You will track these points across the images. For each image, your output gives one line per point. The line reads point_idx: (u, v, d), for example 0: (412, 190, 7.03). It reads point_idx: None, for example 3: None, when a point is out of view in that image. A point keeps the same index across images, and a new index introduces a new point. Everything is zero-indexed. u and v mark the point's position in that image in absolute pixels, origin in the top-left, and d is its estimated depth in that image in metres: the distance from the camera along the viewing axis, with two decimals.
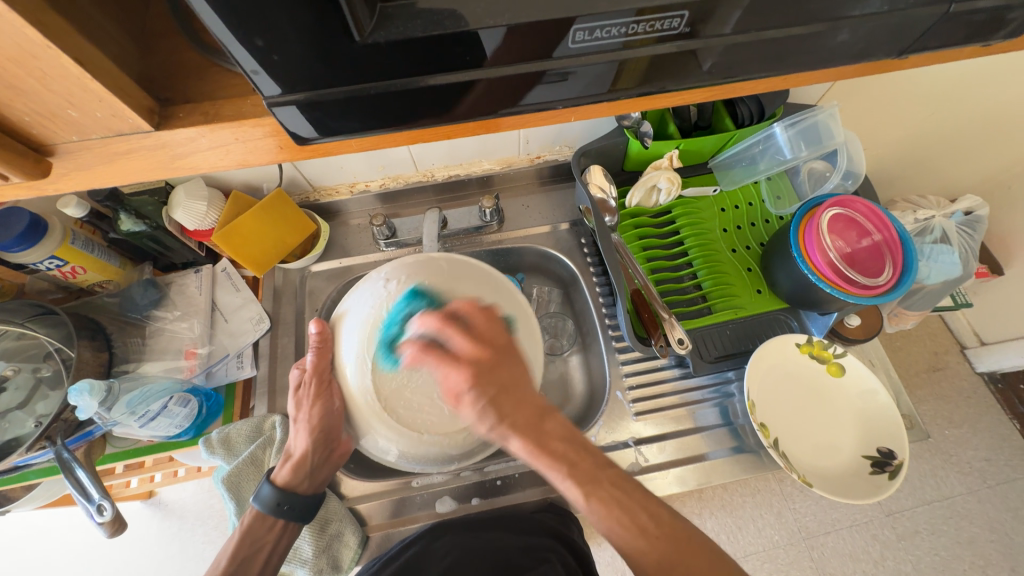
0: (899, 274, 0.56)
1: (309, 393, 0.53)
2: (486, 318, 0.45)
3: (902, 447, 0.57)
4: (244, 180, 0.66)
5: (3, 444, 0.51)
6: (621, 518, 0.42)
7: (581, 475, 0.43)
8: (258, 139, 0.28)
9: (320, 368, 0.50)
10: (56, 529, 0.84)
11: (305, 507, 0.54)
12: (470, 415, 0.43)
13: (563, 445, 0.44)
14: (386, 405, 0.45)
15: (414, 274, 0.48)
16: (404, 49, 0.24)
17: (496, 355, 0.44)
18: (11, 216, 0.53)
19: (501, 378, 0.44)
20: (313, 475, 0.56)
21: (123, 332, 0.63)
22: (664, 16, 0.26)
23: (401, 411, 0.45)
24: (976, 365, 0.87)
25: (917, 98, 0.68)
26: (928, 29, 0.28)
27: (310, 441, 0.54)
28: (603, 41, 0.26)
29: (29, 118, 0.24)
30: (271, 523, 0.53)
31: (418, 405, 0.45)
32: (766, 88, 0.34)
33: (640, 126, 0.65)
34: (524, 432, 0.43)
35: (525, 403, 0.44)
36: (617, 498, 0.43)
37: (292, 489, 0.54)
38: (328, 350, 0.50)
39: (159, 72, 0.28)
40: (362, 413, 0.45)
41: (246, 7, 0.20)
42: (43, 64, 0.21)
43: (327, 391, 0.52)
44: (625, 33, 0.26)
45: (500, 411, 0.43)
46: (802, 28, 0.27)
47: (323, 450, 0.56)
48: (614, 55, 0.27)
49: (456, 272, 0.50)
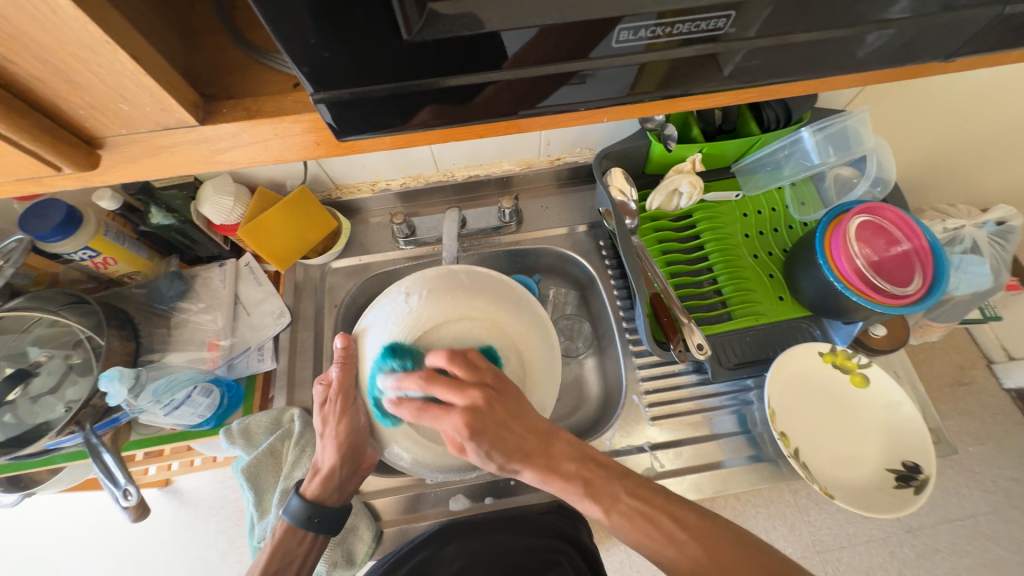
0: (930, 285, 0.55)
1: (333, 409, 0.52)
2: (469, 367, 0.45)
3: (928, 462, 0.55)
4: (270, 176, 0.68)
5: (34, 427, 0.52)
6: (644, 526, 0.43)
7: (596, 492, 0.45)
8: (296, 135, 0.28)
9: (345, 385, 0.49)
10: (77, 513, 0.86)
11: (334, 520, 0.54)
12: (476, 459, 0.45)
13: (570, 466, 0.47)
14: (415, 422, 0.45)
15: (437, 288, 0.48)
16: (450, 47, 0.24)
17: (493, 394, 0.45)
18: (49, 207, 0.55)
19: (499, 416, 0.45)
20: (342, 488, 0.56)
21: (149, 323, 0.65)
22: (682, 21, 0.25)
23: (427, 428, 0.46)
24: (1002, 380, 0.85)
25: (950, 104, 0.66)
26: (977, 32, 0.27)
27: (338, 456, 0.53)
28: (633, 42, 0.26)
29: (82, 111, 0.25)
30: (301, 535, 0.54)
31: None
32: (800, 91, 0.33)
33: (664, 129, 0.64)
34: (532, 461, 0.46)
35: (519, 439, 0.46)
36: (638, 508, 0.44)
37: (320, 502, 0.54)
38: (352, 366, 0.50)
39: (204, 69, 0.28)
40: (388, 426, 0.46)
41: (300, 7, 0.21)
42: (100, 59, 0.22)
43: (351, 408, 0.51)
44: (650, 34, 0.26)
45: (504, 449, 0.45)
46: (847, 30, 0.27)
47: (350, 465, 0.55)
48: (636, 57, 0.27)
49: (481, 285, 0.49)
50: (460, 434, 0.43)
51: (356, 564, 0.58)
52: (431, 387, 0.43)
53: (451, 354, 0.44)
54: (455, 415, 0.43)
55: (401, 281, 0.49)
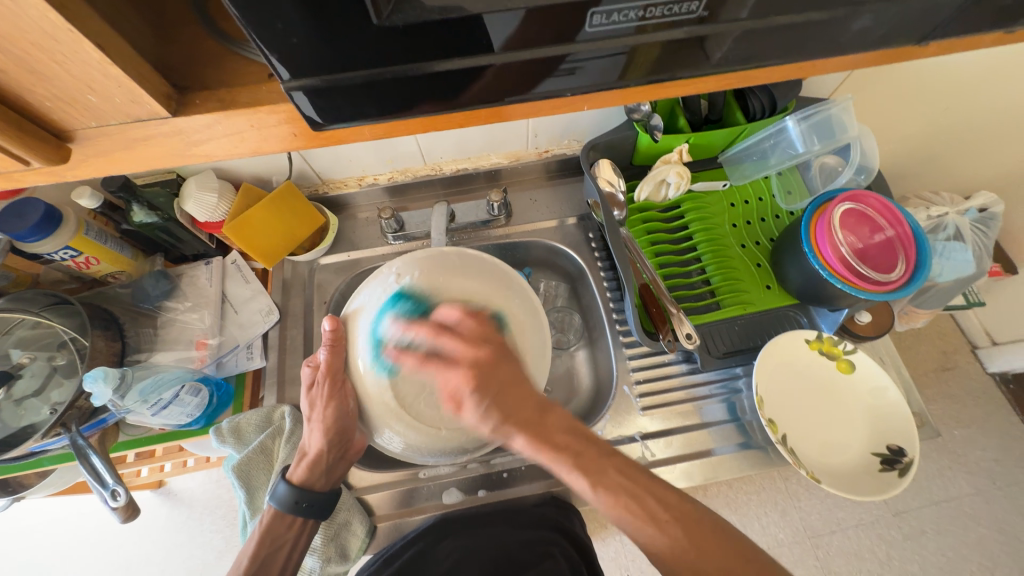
0: (913, 269, 0.55)
1: (322, 394, 0.53)
2: (477, 322, 0.47)
3: (912, 444, 0.56)
4: (255, 172, 0.67)
5: (20, 430, 0.52)
6: (629, 504, 0.42)
7: (587, 464, 0.44)
8: (273, 126, 0.28)
9: (335, 368, 0.50)
10: (68, 516, 0.85)
11: (324, 505, 0.54)
12: (472, 418, 0.45)
13: (565, 435, 0.45)
14: (404, 403, 0.46)
15: (426, 270, 0.49)
16: (421, 31, 0.24)
17: (493, 355, 0.46)
18: (27, 206, 0.54)
19: (502, 376, 0.45)
20: (329, 472, 0.56)
21: (135, 323, 0.64)
22: (668, 3, 0.25)
23: (416, 409, 0.46)
24: (986, 364, 0.86)
25: (932, 91, 0.67)
26: (949, 16, 0.28)
27: (325, 439, 0.54)
28: (619, 25, 0.26)
29: (50, 103, 0.24)
30: (290, 522, 0.54)
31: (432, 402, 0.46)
32: (783, 77, 0.33)
33: (651, 119, 0.64)
34: (526, 429, 0.45)
35: (523, 403, 0.45)
36: (626, 487, 0.43)
37: (309, 487, 0.54)
38: (341, 348, 0.50)
39: (177, 60, 0.28)
40: (377, 411, 0.46)
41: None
42: (64, 48, 0.21)
43: (340, 391, 0.52)
44: (637, 17, 0.25)
45: (504, 409, 0.45)
46: (822, 13, 0.27)
47: (337, 449, 0.56)
48: (624, 40, 0.27)
49: (467, 267, 0.51)
50: (465, 386, 0.44)
51: (350, 559, 0.58)
52: (439, 338, 0.46)
53: (464, 311, 0.47)
54: (456, 368, 0.45)
55: (390, 264, 0.51)
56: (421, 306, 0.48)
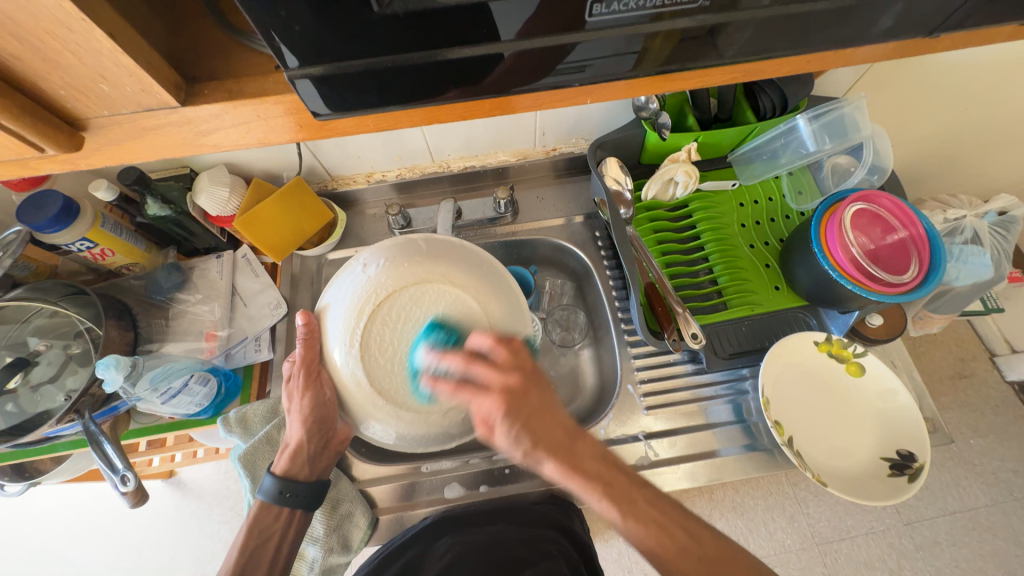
0: (925, 272, 0.54)
1: (296, 385, 0.51)
2: (509, 350, 0.45)
3: (923, 449, 0.55)
4: (265, 168, 0.68)
5: (35, 416, 0.53)
6: (637, 510, 0.44)
7: (616, 494, 0.45)
8: (278, 117, 0.29)
9: (307, 358, 0.47)
10: (82, 503, 0.87)
11: (310, 494, 0.54)
12: (504, 443, 0.45)
13: (594, 465, 0.46)
14: (380, 389, 0.43)
15: (396, 256, 0.45)
16: (423, 18, 0.24)
17: (524, 380, 0.45)
18: (45, 198, 0.55)
19: (534, 402, 0.46)
20: (313, 463, 0.56)
21: (148, 314, 0.66)
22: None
23: (398, 394, 0.43)
24: (1005, 373, 0.84)
25: (950, 91, 0.65)
26: (957, 9, 0.27)
27: (305, 430, 0.53)
28: (625, 13, 0.25)
29: (63, 92, 0.25)
30: (275, 513, 0.54)
31: (410, 385, 0.43)
32: (790, 71, 0.33)
33: (658, 117, 0.63)
34: (558, 455, 0.45)
35: (554, 431, 0.46)
36: (655, 518, 0.44)
37: (292, 478, 0.54)
38: (315, 342, 0.48)
39: (187, 52, 0.29)
40: (358, 400, 0.43)
41: None
42: (76, 37, 0.22)
43: (316, 382, 0.49)
44: (652, 5, 0.25)
45: (535, 435, 0.45)
46: (825, 4, 0.26)
47: (319, 439, 0.55)
48: (640, 28, 0.26)
49: (439, 252, 0.47)
50: (498, 412, 0.44)
51: (352, 550, 0.59)
52: (469, 369, 0.43)
53: (497, 340, 0.44)
54: (489, 394, 0.44)
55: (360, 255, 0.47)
56: (453, 336, 0.43)
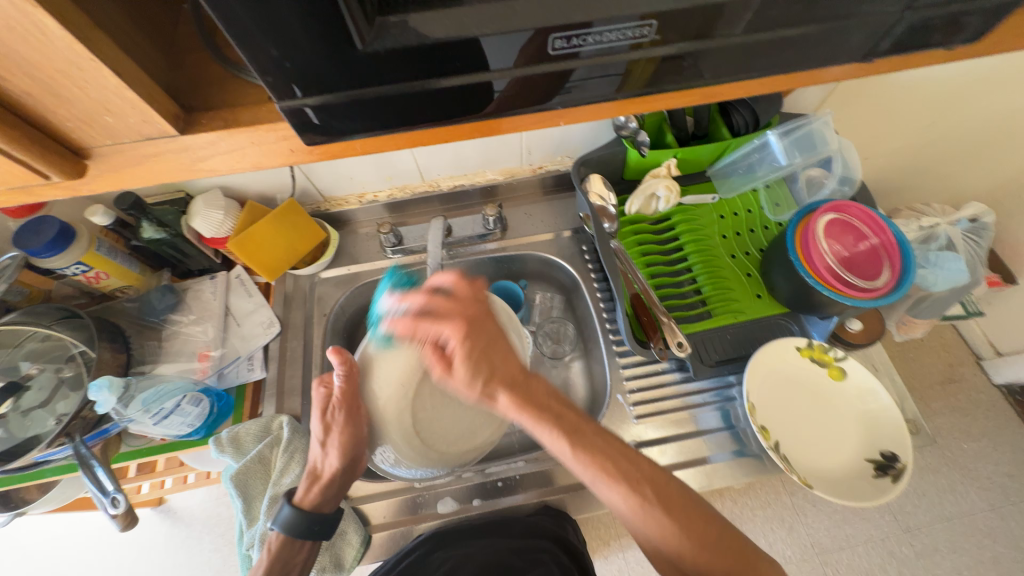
0: (898, 277, 0.56)
1: (337, 413, 0.53)
2: (469, 287, 0.51)
3: (905, 450, 0.56)
4: (259, 190, 0.70)
5: (25, 440, 0.53)
6: (607, 466, 0.45)
7: (567, 425, 0.46)
8: (271, 143, 0.30)
9: (351, 395, 0.53)
10: (68, 535, 0.85)
11: (329, 525, 0.53)
12: (462, 376, 0.47)
13: (546, 399, 0.48)
14: (418, 430, 0.54)
15: None
16: (403, 54, 0.26)
17: (481, 311, 0.51)
18: (41, 223, 0.56)
19: (488, 332, 0.50)
20: (340, 491, 0.56)
21: (141, 335, 0.67)
22: (640, 24, 0.27)
23: (428, 438, 0.55)
24: (992, 377, 0.86)
25: (912, 107, 0.69)
26: (888, 35, 0.30)
27: (341, 460, 0.54)
28: (613, 44, 0.28)
29: (70, 124, 0.27)
30: (298, 546, 0.53)
31: (439, 428, 0.56)
32: (750, 92, 0.35)
33: (638, 135, 0.66)
34: (510, 388, 0.48)
35: (501, 367, 0.49)
36: (603, 449, 0.46)
37: (318, 510, 0.53)
38: (354, 378, 0.53)
39: (186, 84, 0.31)
40: (395, 435, 0.53)
41: (259, 20, 0.23)
42: (84, 74, 0.24)
43: (355, 418, 0.53)
44: (630, 36, 0.27)
45: (489, 365, 0.48)
46: (768, 34, 0.29)
47: (350, 471, 0.56)
48: (622, 56, 0.29)
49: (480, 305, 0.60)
50: (457, 340, 0.48)
51: (344, 570, 0.58)
52: (433, 305, 0.50)
53: (460, 277, 0.51)
54: (448, 323, 0.48)
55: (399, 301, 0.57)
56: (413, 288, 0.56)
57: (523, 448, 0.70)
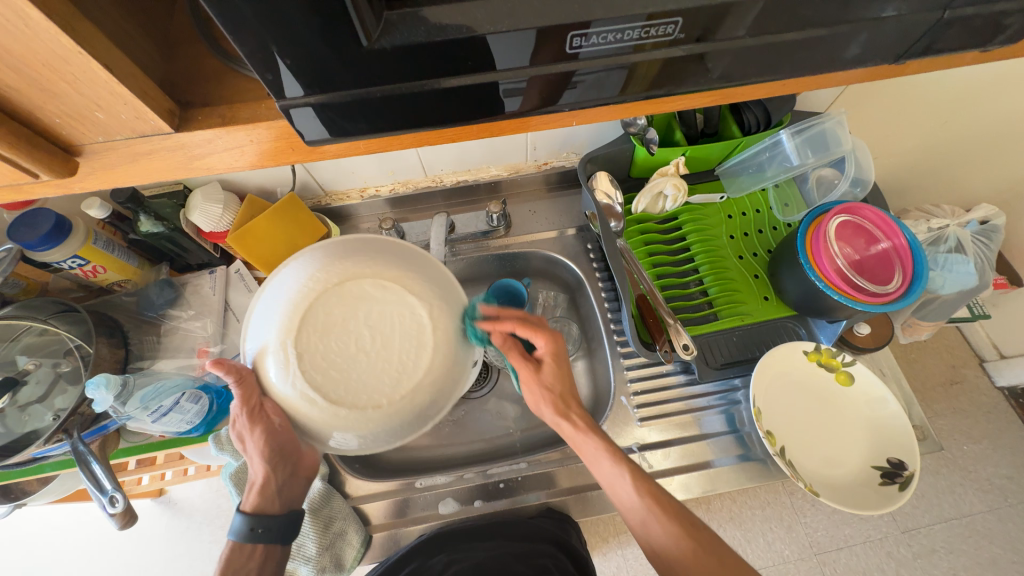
0: (909, 282, 0.55)
1: (244, 421, 0.45)
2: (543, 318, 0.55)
3: (913, 458, 0.56)
4: (259, 183, 0.68)
5: (23, 436, 0.52)
6: (660, 501, 0.49)
7: (626, 461, 0.52)
8: (270, 141, 0.29)
9: (248, 400, 0.44)
10: (69, 526, 0.85)
11: (284, 526, 0.48)
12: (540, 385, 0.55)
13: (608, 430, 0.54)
14: (332, 398, 0.38)
15: (332, 256, 0.43)
16: (409, 52, 0.24)
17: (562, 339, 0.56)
18: (37, 216, 0.55)
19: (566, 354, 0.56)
20: (285, 491, 0.50)
21: (139, 331, 0.65)
22: (667, 22, 0.26)
23: (350, 396, 0.38)
24: (995, 378, 0.85)
25: (929, 107, 0.67)
26: (925, 34, 0.28)
27: (267, 461, 0.48)
28: (605, 46, 0.26)
29: (59, 120, 0.25)
30: (250, 550, 0.47)
31: (363, 386, 0.38)
32: (768, 93, 0.34)
33: (647, 132, 0.63)
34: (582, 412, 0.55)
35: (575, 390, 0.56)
36: (650, 491, 0.50)
37: (262, 512, 0.48)
38: (247, 380, 0.45)
39: (181, 78, 0.29)
40: (315, 417, 0.39)
41: (257, 15, 0.21)
42: (73, 67, 0.23)
43: (262, 416, 0.46)
44: (636, 36, 0.26)
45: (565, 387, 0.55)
46: (799, 33, 0.27)
47: (286, 466, 0.50)
48: (641, 55, 0.27)
49: (374, 251, 0.44)
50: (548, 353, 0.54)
51: (344, 570, 0.58)
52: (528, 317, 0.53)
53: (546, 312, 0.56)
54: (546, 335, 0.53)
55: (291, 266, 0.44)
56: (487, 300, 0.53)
57: (525, 448, 0.70)
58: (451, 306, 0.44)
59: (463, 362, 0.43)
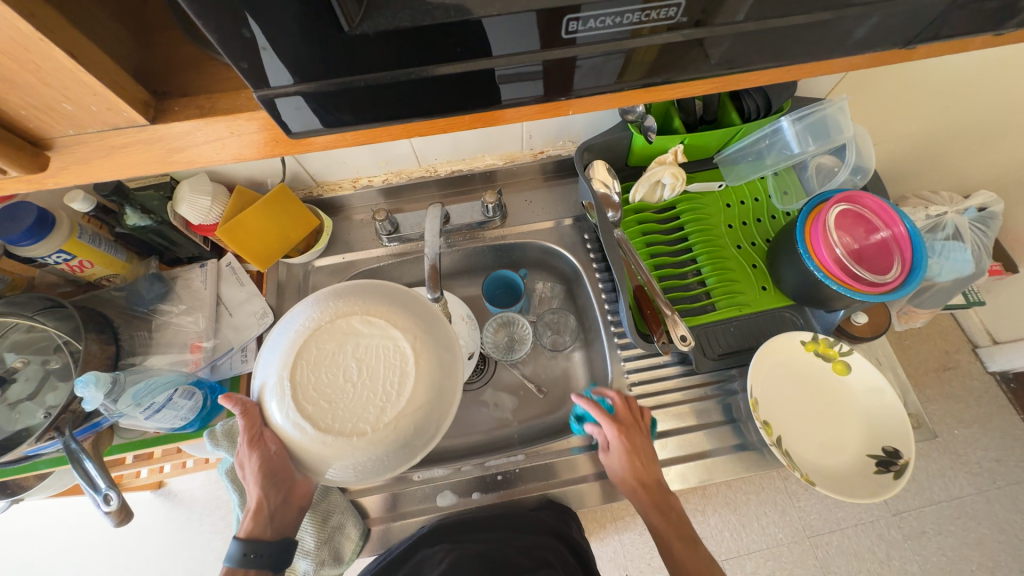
0: (907, 272, 0.55)
1: (242, 442, 0.45)
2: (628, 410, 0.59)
3: (908, 446, 0.56)
4: (248, 174, 0.66)
5: (14, 434, 0.51)
6: None
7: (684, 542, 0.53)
8: (252, 133, 0.28)
9: (249, 428, 0.44)
10: (69, 518, 0.86)
11: (277, 553, 0.47)
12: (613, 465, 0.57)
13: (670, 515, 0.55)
14: (322, 427, 0.38)
15: (328, 295, 0.43)
16: (394, 38, 0.23)
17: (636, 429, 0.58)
18: (19, 210, 0.53)
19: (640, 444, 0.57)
20: (279, 519, 0.48)
21: (130, 326, 0.64)
22: (668, 5, 0.24)
23: (336, 425, 0.38)
24: (987, 364, 0.86)
25: (932, 93, 0.66)
26: (935, 18, 0.27)
27: (261, 487, 0.47)
28: (603, 30, 0.25)
29: (26, 112, 0.24)
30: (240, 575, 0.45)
31: (350, 413, 0.38)
32: (770, 80, 0.33)
33: (645, 120, 0.62)
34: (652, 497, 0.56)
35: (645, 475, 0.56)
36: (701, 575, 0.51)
37: (257, 537, 0.47)
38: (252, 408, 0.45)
39: (156, 66, 0.28)
40: (307, 446, 0.38)
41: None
42: (36, 55, 0.21)
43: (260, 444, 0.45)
44: (631, 21, 0.25)
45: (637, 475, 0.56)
46: (805, 17, 0.26)
47: (280, 493, 0.48)
48: (638, 42, 0.26)
49: (369, 291, 0.44)
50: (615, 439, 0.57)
51: (343, 562, 0.58)
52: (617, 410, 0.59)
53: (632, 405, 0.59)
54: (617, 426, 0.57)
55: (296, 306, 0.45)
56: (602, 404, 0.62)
57: (523, 439, 0.70)
58: (439, 336, 0.43)
59: (450, 390, 0.42)
